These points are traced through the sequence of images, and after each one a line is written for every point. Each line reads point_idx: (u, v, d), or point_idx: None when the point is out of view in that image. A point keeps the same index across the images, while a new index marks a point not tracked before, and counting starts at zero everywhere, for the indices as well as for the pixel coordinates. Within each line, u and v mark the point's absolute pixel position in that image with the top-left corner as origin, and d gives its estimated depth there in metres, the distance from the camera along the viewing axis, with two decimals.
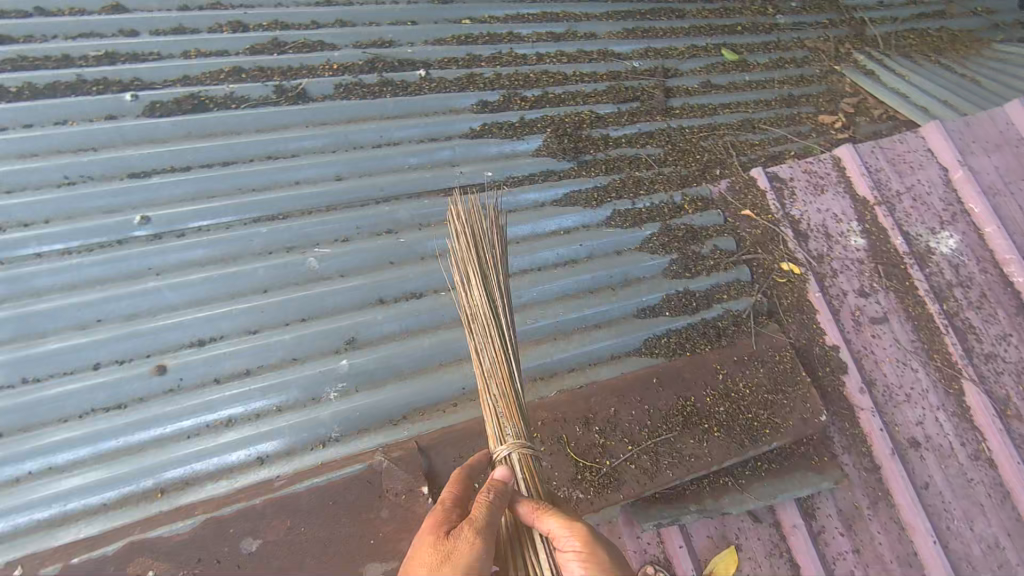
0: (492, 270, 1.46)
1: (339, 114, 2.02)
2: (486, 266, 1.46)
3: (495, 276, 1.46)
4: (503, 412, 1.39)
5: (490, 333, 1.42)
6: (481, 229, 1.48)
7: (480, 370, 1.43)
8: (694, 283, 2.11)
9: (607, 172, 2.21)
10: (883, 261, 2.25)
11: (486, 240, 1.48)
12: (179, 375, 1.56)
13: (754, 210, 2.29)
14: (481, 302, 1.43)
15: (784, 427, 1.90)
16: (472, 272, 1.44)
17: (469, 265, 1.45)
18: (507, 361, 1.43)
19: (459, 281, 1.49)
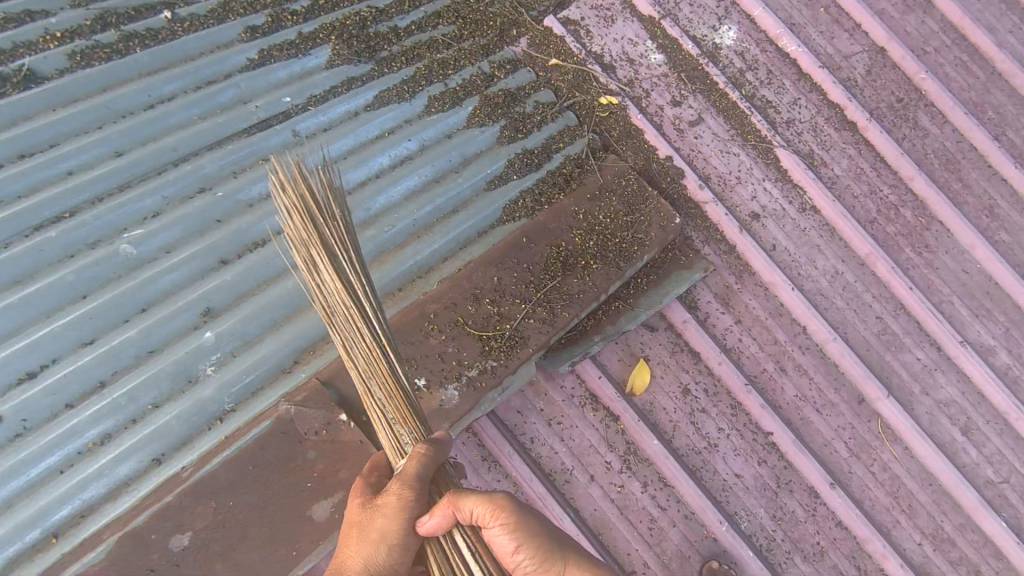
0: (337, 246, 1.34)
1: (90, 84, 1.75)
2: (328, 241, 1.33)
3: (340, 251, 1.35)
4: (396, 419, 1.39)
5: (356, 326, 1.36)
6: (313, 199, 1.33)
7: (357, 370, 1.38)
8: (529, 141, 2.15)
9: (409, 63, 2.14)
10: (682, 68, 2.42)
11: (324, 210, 1.33)
12: (21, 418, 1.38)
13: (560, 58, 2.34)
14: (337, 290, 1.33)
15: (648, 240, 2.06)
16: (314, 250, 1.33)
17: (311, 247, 1.32)
18: (384, 354, 1.38)
19: (300, 263, 1.36)
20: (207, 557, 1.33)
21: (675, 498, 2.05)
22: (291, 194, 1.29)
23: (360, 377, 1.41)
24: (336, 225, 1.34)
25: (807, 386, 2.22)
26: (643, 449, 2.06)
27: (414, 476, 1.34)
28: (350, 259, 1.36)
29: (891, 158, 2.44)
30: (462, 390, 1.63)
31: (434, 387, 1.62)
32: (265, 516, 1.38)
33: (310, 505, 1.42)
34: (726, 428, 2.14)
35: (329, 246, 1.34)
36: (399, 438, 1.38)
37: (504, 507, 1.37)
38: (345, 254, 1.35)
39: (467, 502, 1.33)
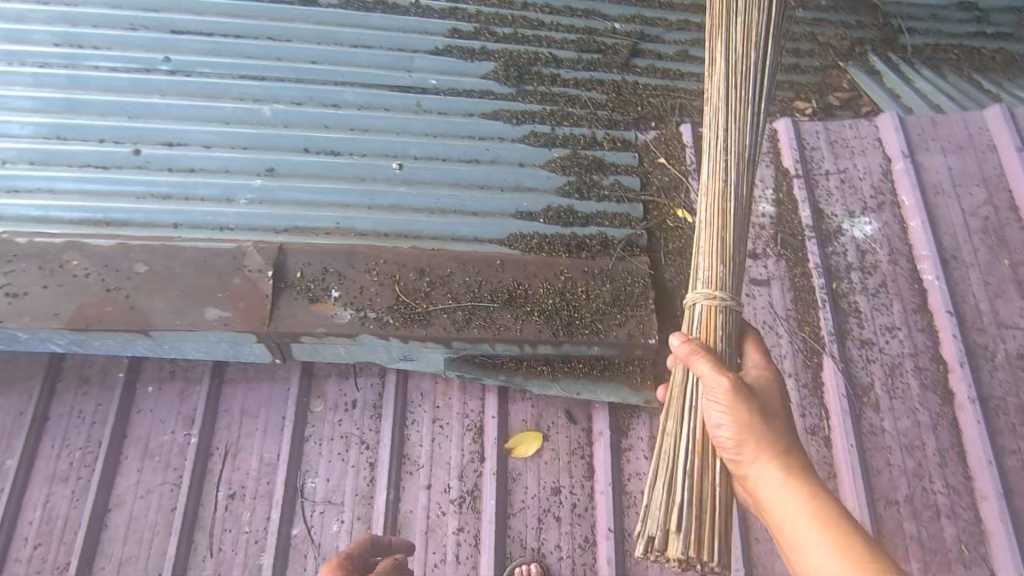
0: (729, 88, 1.73)
1: (336, 19, 2.57)
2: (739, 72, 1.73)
3: (733, 135, 1.71)
4: (711, 248, 1.64)
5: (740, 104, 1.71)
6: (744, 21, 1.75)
7: (709, 192, 1.71)
8: (581, 205, 2.30)
9: (540, 102, 2.48)
10: (782, 229, 2.24)
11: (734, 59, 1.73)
12: (148, 159, 2.19)
13: (669, 161, 2.40)
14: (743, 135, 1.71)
15: (605, 334, 2.05)
16: (722, 40, 1.75)
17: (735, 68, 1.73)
18: (727, 191, 1.68)
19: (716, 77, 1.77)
20: (145, 287, 1.93)
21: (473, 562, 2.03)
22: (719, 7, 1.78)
23: (713, 186, 1.71)
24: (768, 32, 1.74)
25: None
26: (482, 500, 2.10)
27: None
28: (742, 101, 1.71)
29: (972, 460, 1.92)
30: (352, 319, 1.98)
31: (340, 302, 2.00)
32: (185, 293, 1.94)
33: (207, 306, 1.93)
34: (564, 551, 2.02)
35: (729, 87, 1.73)
36: (699, 265, 1.65)
37: (727, 383, 1.42)
38: (758, 42, 1.72)
39: (701, 363, 1.46)
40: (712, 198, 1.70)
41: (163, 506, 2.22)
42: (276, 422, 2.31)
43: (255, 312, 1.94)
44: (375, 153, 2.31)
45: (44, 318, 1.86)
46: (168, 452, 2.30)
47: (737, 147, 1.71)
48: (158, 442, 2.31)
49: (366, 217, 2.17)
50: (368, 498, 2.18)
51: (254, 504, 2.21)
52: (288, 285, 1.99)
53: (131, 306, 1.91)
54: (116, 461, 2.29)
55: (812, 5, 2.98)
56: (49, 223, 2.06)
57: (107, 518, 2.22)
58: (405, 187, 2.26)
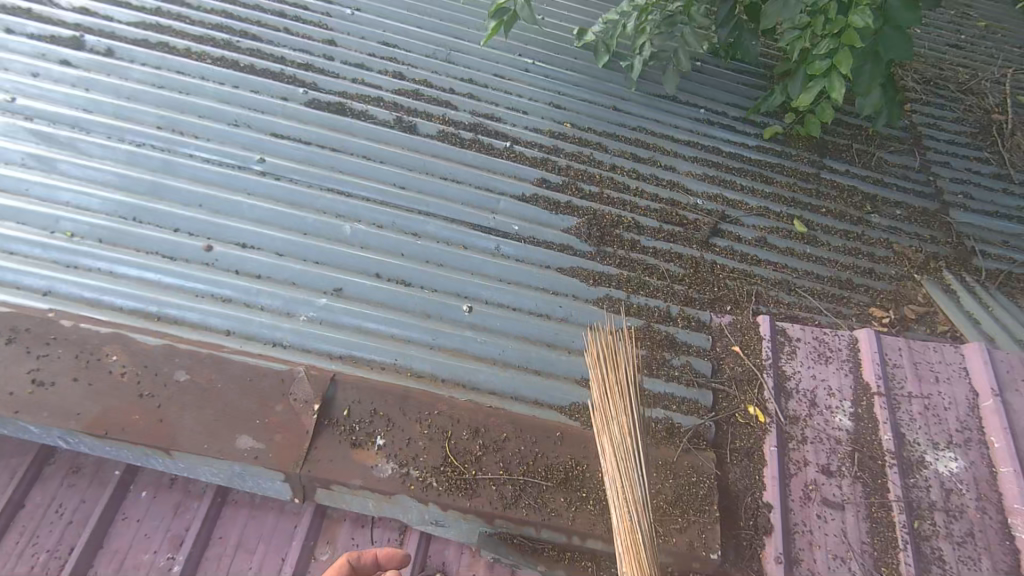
0: (611, 446, 1.80)
1: (431, 150, 2.66)
2: (620, 431, 1.81)
3: (623, 487, 1.75)
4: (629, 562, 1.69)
5: (617, 414, 1.83)
6: (617, 388, 1.87)
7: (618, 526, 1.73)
8: (650, 382, 2.23)
9: (619, 266, 2.50)
10: (861, 448, 2.10)
11: (616, 416, 1.83)
12: (218, 257, 2.13)
13: (744, 350, 2.32)
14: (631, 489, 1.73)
15: (664, 539, 1.85)
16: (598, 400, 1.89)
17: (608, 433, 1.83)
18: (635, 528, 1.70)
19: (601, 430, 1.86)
20: (179, 399, 1.78)
21: None
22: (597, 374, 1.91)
23: (614, 466, 1.79)
24: (629, 373, 1.88)
25: None
26: None
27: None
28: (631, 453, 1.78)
29: None
30: (393, 475, 1.81)
31: (382, 452, 1.84)
32: (221, 412, 1.78)
33: (241, 432, 1.76)
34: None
35: (613, 444, 1.80)
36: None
37: None
38: (625, 411, 1.82)
39: None
40: (613, 464, 1.80)
41: None
42: (272, 564, 2.05)
43: (291, 447, 1.76)
44: (446, 291, 2.26)
45: (63, 418, 1.69)
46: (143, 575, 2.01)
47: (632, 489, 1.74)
48: (135, 561, 2.03)
49: (427, 359, 2.08)
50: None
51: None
52: (332, 422, 1.85)
53: (159, 419, 1.74)
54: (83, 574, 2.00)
55: (886, 211, 3.01)
56: (101, 307, 1.94)
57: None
58: (474, 332, 2.19)
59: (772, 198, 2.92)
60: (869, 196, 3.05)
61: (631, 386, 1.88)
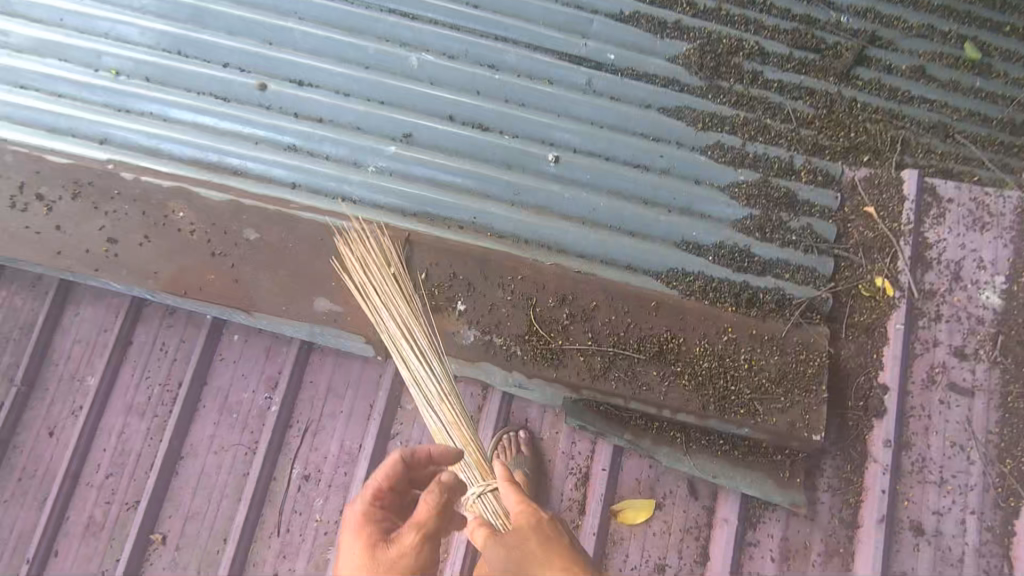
0: (402, 324, 1.61)
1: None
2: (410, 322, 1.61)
3: (438, 389, 1.58)
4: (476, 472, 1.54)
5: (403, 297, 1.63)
6: (371, 247, 1.68)
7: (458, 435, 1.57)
8: (759, 247, 1.96)
9: (736, 105, 2.07)
10: (1005, 331, 1.83)
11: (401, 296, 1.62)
12: (272, 98, 1.89)
13: (880, 211, 1.97)
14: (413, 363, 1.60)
15: (760, 417, 1.76)
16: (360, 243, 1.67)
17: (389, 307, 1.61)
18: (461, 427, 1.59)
19: (373, 307, 1.64)
20: (252, 258, 1.69)
21: None
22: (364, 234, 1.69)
23: (402, 332, 1.62)
24: (394, 254, 1.68)
25: None
26: None
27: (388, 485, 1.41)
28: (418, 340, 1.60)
29: None
30: (476, 341, 1.75)
31: (463, 317, 1.75)
32: (295, 270, 1.69)
33: (319, 294, 1.69)
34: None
35: (399, 321, 1.61)
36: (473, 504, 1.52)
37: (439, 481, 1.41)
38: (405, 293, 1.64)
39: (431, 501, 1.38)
40: (418, 351, 1.61)
41: (234, 469, 2.08)
42: (362, 410, 2.11)
43: (370, 312, 1.68)
44: (529, 137, 1.97)
45: (143, 276, 1.67)
46: (245, 411, 2.12)
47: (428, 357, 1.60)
48: (236, 400, 2.13)
49: (508, 217, 1.87)
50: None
51: (329, 492, 2.06)
52: None
53: (235, 279, 1.68)
54: (193, 408, 2.13)
55: None
56: (166, 160, 1.82)
57: (179, 466, 2.09)
58: (559, 187, 1.93)
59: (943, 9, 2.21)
60: None
61: (400, 246, 1.74)
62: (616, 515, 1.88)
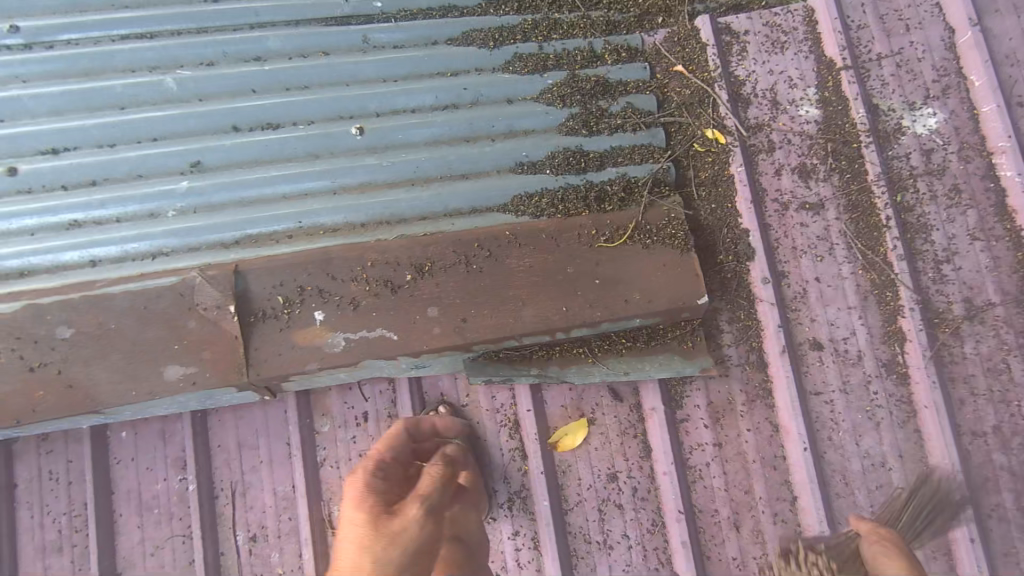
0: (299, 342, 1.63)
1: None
2: (302, 338, 1.64)
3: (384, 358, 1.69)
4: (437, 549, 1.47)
5: (286, 325, 1.64)
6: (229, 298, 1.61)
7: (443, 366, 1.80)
8: (592, 143, 1.96)
9: (520, 12, 2.02)
10: (832, 135, 1.92)
11: (281, 323, 1.64)
12: (29, 179, 1.68)
13: (688, 68, 2.01)
14: (335, 354, 1.65)
15: (650, 302, 1.78)
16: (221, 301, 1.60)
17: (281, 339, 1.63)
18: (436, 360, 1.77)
19: (264, 350, 1.61)
20: (76, 355, 1.53)
21: (535, 565, 1.85)
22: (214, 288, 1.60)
23: (311, 353, 1.63)
24: (252, 291, 1.64)
25: (752, 554, 1.79)
26: (533, 502, 1.85)
27: (391, 455, 1.42)
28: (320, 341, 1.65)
29: None
30: (349, 345, 1.66)
31: (329, 326, 1.66)
32: (132, 348, 1.55)
33: (168, 361, 1.56)
34: (631, 539, 1.83)
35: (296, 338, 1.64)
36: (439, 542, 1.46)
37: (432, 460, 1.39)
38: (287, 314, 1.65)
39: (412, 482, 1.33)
40: (330, 360, 1.64)
41: (179, 559, 1.97)
42: (280, 452, 2.00)
43: (225, 356, 1.58)
44: (324, 117, 1.87)
45: None
46: (168, 501, 1.98)
47: (340, 350, 1.65)
48: (152, 494, 1.98)
49: (333, 209, 1.80)
50: None
51: (282, 539, 1.98)
52: (264, 315, 1.64)
53: (68, 384, 1.52)
54: (112, 521, 1.97)
55: None
56: None
57: None
58: (374, 157, 1.87)
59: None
60: None
61: (240, 278, 1.64)
62: (558, 446, 1.88)
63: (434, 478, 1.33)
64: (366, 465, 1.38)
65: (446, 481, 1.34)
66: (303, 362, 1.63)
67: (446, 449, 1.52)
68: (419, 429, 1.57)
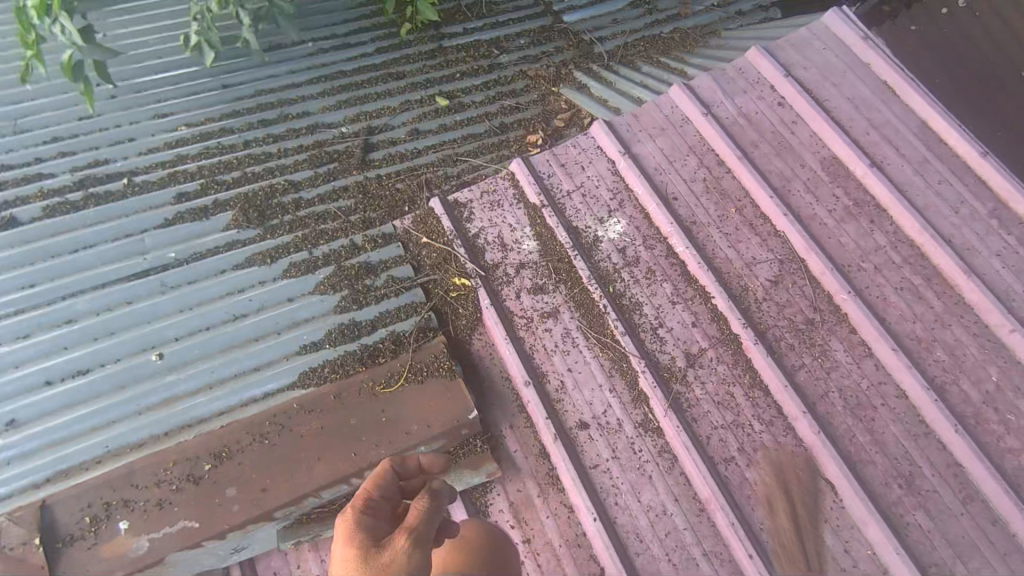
0: (106, 555, 1.79)
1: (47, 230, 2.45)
2: (110, 550, 1.80)
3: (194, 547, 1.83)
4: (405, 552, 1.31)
5: (93, 542, 1.80)
6: (48, 531, 1.80)
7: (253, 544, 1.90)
8: (361, 313, 2.32)
9: (290, 231, 2.52)
10: (551, 257, 2.38)
11: (88, 543, 1.80)
12: None
13: (431, 237, 2.49)
14: (144, 556, 1.79)
15: (430, 429, 2.04)
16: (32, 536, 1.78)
17: (89, 558, 1.78)
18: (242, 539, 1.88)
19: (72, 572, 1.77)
20: None
21: None
22: (28, 525, 1.79)
23: (117, 563, 1.78)
24: (61, 521, 1.82)
25: None
26: None
27: (379, 493, 1.34)
28: (133, 547, 1.81)
29: (772, 388, 2.03)
30: (153, 544, 1.81)
31: (133, 531, 1.83)
32: None
33: None
34: None
35: (104, 552, 1.79)
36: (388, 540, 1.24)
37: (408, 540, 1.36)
38: (94, 532, 1.82)
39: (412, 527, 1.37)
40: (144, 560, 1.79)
41: None
42: None
43: None
44: (129, 352, 2.18)
45: None
46: None
47: (150, 551, 1.80)
48: None
49: (138, 428, 2.04)
50: None
51: None
52: (69, 539, 1.80)
53: None
54: None
55: (512, 47, 3.26)
56: None
57: None
58: (172, 376, 2.14)
59: (409, 88, 3.05)
60: (493, 40, 3.26)
61: (48, 513, 1.82)
62: None
63: (421, 510, 1.28)
64: (356, 504, 1.32)
65: (450, 529, 1.40)
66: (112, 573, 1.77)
67: (426, 463, 1.47)
68: (403, 460, 1.46)
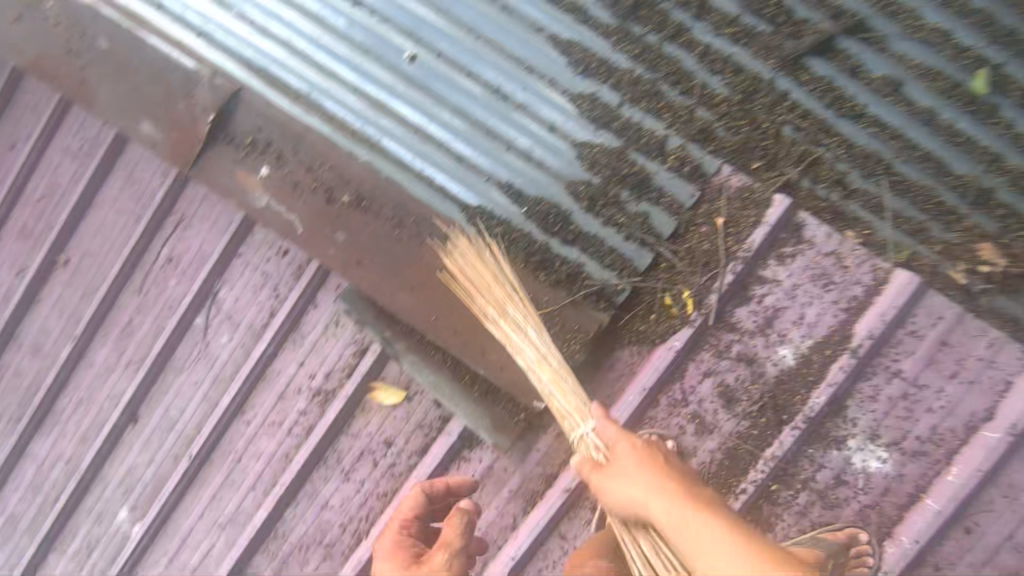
0: (239, 178, 1.95)
1: None
2: (243, 180, 1.94)
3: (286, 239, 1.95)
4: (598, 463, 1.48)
5: (241, 159, 1.94)
6: (223, 118, 1.93)
7: None
8: (582, 216, 1.82)
9: (635, 60, 1.77)
10: (776, 395, 1.76)
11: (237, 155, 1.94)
12: None
13: (729, 225, 1.76)
14: (254, 207, 1.94)
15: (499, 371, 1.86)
16: (211, 113, 1.91)
17: (229, 166, 1.95)
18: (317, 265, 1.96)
19: (210, 162, 1.95)
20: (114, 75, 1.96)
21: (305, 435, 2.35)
22: (214, 100, 1.91)
23: (237, 189, 1.94)
24: (235, 121, 1.93)
25: None
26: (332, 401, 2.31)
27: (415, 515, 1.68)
28: (252, 192, 1.94)
29: None
30: (263, 208, 1.93)
31: (263, 182, 1.94)
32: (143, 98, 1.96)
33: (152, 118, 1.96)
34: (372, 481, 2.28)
35: (239, 175, 1.94)
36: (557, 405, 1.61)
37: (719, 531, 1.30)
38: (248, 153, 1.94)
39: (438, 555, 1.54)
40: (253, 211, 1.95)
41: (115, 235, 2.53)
42: (222, 222, 2.41)
43: (180, 145, 1.94)
44: (397, 22, 1.88)
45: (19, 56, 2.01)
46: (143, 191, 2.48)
47: (258, 208, 1.94)
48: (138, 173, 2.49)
49: (340, 104, 1.91)
50: (257, 334, 2.40)
51: (179, 276, 2.48)
52: (229, 139, 1.94)
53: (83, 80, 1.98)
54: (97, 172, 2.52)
55: None
56: None
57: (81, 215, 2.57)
58: (404, 86, 1.88)
59: (973, 20, 1.63)
60: None
61: (232, 106, 1.92)
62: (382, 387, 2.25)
63: (457, 523, 1.57)
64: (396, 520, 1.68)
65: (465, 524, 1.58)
66: (228, 192, 1.94)
67: (454, 485, 1.73)
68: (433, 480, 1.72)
